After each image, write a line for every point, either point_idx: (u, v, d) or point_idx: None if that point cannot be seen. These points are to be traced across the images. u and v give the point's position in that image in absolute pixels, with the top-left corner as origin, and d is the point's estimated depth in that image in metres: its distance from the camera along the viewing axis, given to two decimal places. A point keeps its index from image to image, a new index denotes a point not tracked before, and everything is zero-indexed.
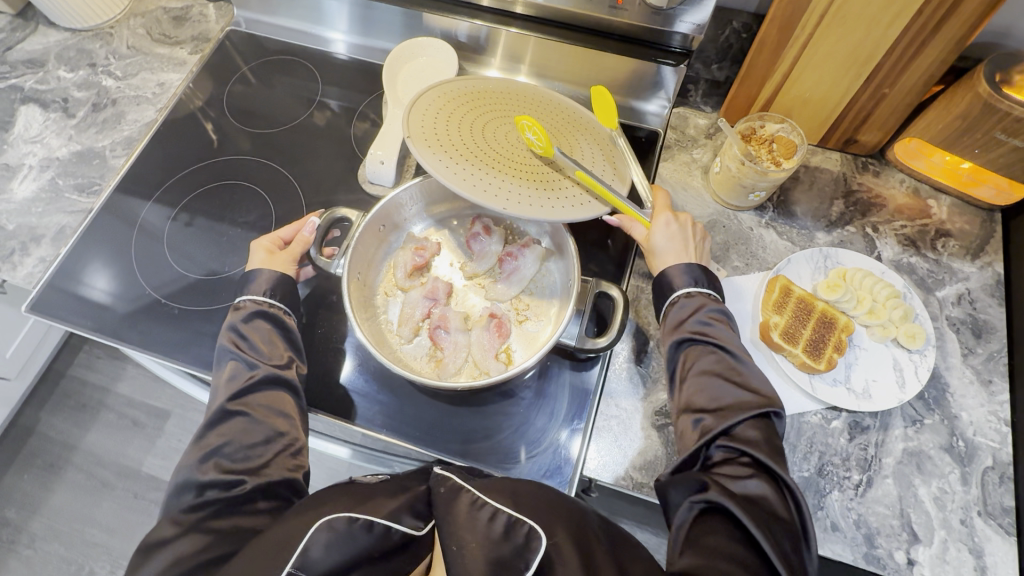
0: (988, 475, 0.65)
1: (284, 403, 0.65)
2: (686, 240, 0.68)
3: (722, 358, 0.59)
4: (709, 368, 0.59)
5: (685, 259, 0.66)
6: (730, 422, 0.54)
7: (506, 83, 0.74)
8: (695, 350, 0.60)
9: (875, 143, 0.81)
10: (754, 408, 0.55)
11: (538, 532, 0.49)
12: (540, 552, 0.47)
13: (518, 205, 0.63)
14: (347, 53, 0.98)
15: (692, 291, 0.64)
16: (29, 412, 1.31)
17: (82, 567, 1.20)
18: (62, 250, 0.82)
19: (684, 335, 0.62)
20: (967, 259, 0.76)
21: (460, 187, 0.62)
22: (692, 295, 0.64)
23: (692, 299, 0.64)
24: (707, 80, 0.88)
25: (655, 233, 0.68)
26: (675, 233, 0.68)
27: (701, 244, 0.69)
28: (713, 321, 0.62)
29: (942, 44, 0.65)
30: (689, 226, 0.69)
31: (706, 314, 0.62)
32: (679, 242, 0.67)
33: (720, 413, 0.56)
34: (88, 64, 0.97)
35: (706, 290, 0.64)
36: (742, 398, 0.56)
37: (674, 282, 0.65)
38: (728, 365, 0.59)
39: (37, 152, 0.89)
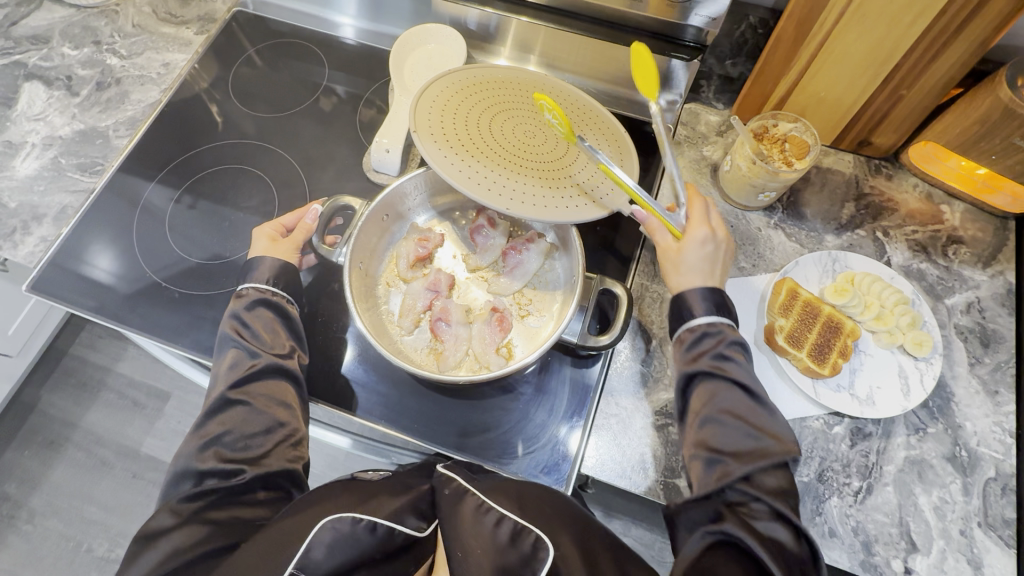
0: (990, 486, 0.64)
1: (285, 393, 0.64)
2: (716, 262, 0.63)
3: (742, 397, 0.56)
4: (728, 408, 0.56)
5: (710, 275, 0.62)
6: (751, 470, 0.52)
7: (508, 70, 0.72)
8: (714, 387, 0.57)
9: (891, 145, 0.79)
10: (774, 458, 0.52)
11: (544, 542, 0.51)
12: (547, 562, 0.50)
13: (532, 208, 0.63)
14: (354, 38, 0.97)
15: (712, 321, 0.60)
16: (31, 389, 1.32)
17: (80, 544, 1.21)
18: (64, 230, 0.81)
19: (702, 370, 0.58)
20: (978, 267, 0.75)
21: (474, 191, 0.62)
22: (713, 326, 0.60)
23: (712, 330, 0.60)
24: (721, 76, 0.86)
25: (687, 250, 0.62)
26: (708, 253, 0.62)
27: (728, 264, 0.64)
28: (732, 355, 0.58)
29: (966, 45, 0.63)
30: (721, 245, 0.63)
31: (726, 347, 0.58)
32: (710, 264, 0.62)
33: (739, 458, 0.53)
34: (93, 41, 0.95)
35: (727, 318, 0.60)
36: (761, 444, 0.54)
37: (692, 308, 0.60)
38: (748, 406, 0.56)
39: (40, 130, 0.88)
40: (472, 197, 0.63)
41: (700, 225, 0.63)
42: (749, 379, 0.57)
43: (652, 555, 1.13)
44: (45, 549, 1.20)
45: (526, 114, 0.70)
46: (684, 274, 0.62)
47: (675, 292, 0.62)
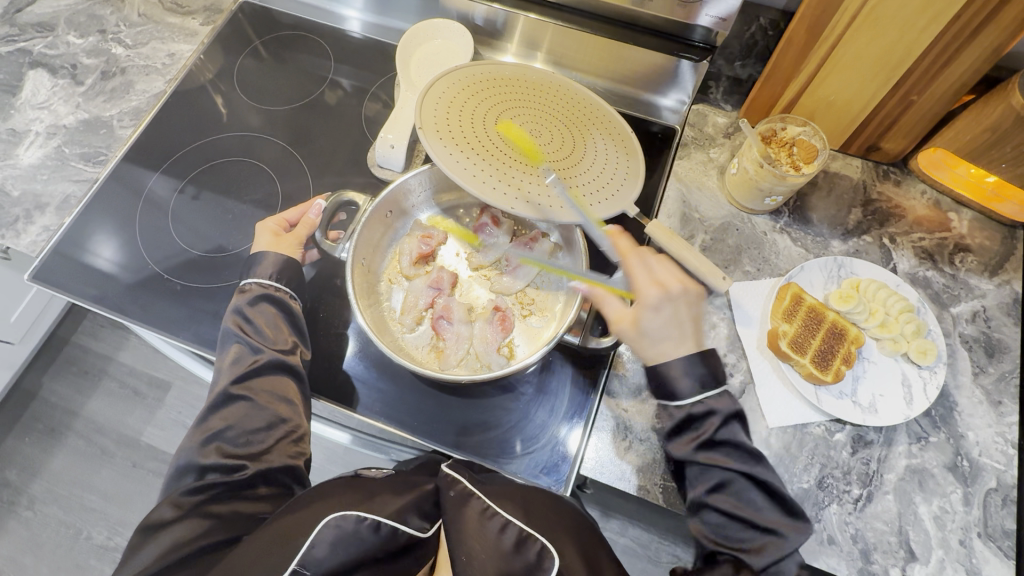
0: (991, 496, 0.64)
1: (287, 389, 0.64)
2: (680, 321, 0.61)
3: (741, 485, 0.56)
4: (729, 499, 0.56)
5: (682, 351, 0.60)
6: (759, 562, 0.54)
7: (510, 68, 0.72)
8: (712, 477, 0.57)
9: (899, 151, 0.78)
10: (782, 547, 0.54)
11: (549, 552, 0.52)
12: (550, 573, 0.51)
13: (543, 208, 0.63)
14: (360, 31, 0.96)
15: (697, 403, 0.58)
16: (32, 377, 1.32)
17: (79, 532, 1.21)
18: (67, 219, 0.81)
19: (695, 461, 0.57)
20: (984, 275, 0.75)
21: (484, 192, 0.62)
22: (700, 411, 0.58)
23: (699, 414, 0.58)
24: (729, 78, 0.85)
25: (643, 318, 0.61)
26: (665, 316, 0.61)
27: (696, 316, 0.62)
28: (724, 439, 0.57)
29: (979, 50, 0.62)
30: (681, 302, 0.61)
31: (716, 432, 0.58)
32: (671, 327, 0.60)
33: (747, 547, 0.55)
34: (98, 30, 0.95)
35: (710, 394, 0.59)
36: (766, 532, 0.55)
37: (676, 386, 0.59)
38: (749, 494, 0.56)
39: (44, 118, 0.88)
40: (482, 198, 0.62)
41: (650, 288, 0.62)
42: (745, 462, 0.57)
43: (648, 555, 1.13)
44: (45, 536, 1.21)
45: (532, 113, 0.69)
46: (647, 345, 0.61)
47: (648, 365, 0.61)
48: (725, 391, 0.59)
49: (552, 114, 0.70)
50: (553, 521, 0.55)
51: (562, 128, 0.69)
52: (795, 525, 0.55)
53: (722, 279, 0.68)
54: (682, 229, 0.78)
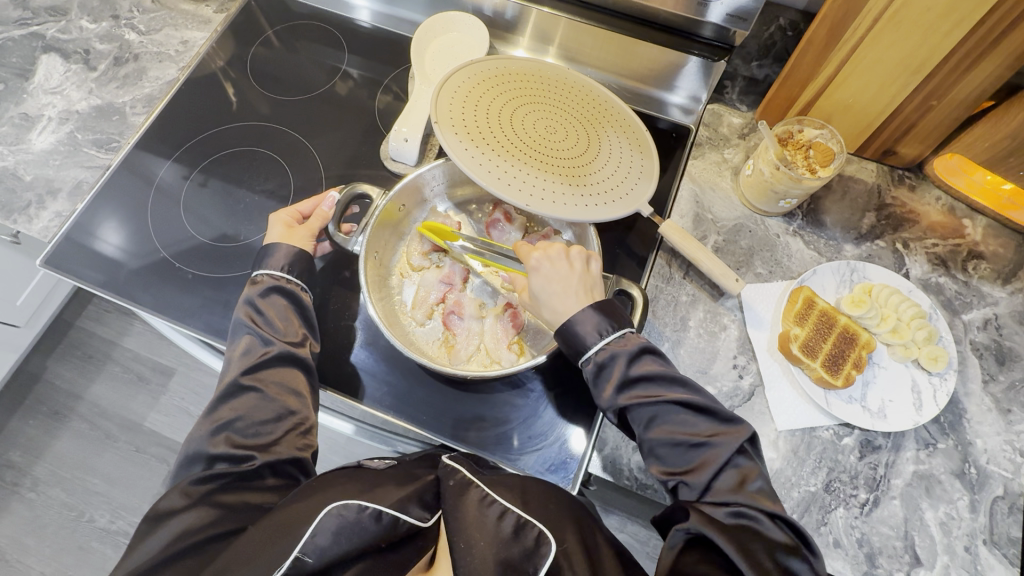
0: (997, 504, 0.64)
1: (297, 381, 0.65)
2: (565, 276, 0.63)
3: (668, 409, 0.57)
4: (662, 427, 0.57)
5: (571, 304, 0.62)
6: (705, 479, 0.54)
7: (522, 62, 0.71)
8: (641, 414, 0.58)
9: (916, 156, 0.78)
10: (720, 456, 0.54)
11: (547, 537, 0.52)
12: (549, 556, 0.50)
13: (562, 208, 0.63)
14: (370, 21, 0.96)
15: (601, 350, 0.60)
16: (37, 360, 1.32)
17: (82, 514, 1.22)
18: (78, 206, 0.81)
19: (619, 405, 0.58)
20: (997, 283, 0.75)
21: (505, 192, 0.62)
22: (604, 357, 0.60)
23: (604, 361, 0.60)
24: (745, 78, 0.84)
25: (531, 283, 0.64)
26: (550, 275, 0.63)
27: (584, 268, 0.64)
28: (638, 373, 0.59)
29: (1002, 57, 0.61)
30: (562, 259, 0.64)
31: (627, 371, 0.59)
32: (557, 284, 0.63)
33: (693, 466, 0.56)
34: (111, 15, 0.94)
35: (614, 337, 0.60)
36: (703, 447, 0.55)
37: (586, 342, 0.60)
38: (678, 415, 0.57)
39: (56, 103, 0.87)
40: (502, 198, 0.62)
41: (529, 253, 0.65)
42: (666, 387, 0.58)
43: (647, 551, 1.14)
44: (48, 518, 1.21)
45: (547, 109, 0.69)
46: (544, 308, 0.64)
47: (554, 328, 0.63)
48: (627, 330, 0.61)
49: (567, 111, 0.69)
50: (550, 509, 0.55)
51: (577, 125, 0.68)
52: (729, 430, 0.56)
53: (735, 282, 0.69)
54: (695, 230, 0.78)
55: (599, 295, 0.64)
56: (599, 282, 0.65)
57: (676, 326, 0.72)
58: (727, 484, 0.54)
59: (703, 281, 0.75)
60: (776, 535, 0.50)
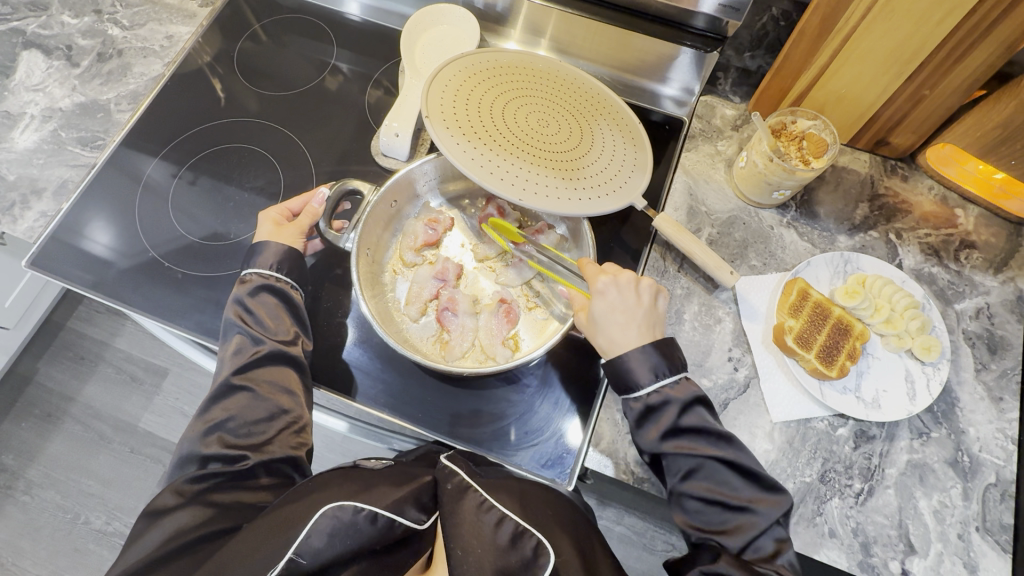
0: (990, 491, 0.64)
1: (289, 380, 0.64)
2: (630, 307, 0.62)
3: (713, 468, 0.57)
4: (703, 483, 0.57)
5: (631, 333, 0.61)
6: (740, 544, 0.54)
7: (508, 56, 0.70)
8: (682, 466, 0.57)
9: (908, 146, 0.78)
10: (758, 523, 0.55)
11: (546, 548, 0.51)
12: (547, 568, 0.51)
13: (565, 204, 0.62)
14: (360, 14, 0.94)
15: (655, 393, 0.59)
16: (27, 361, 1.31)
17: (77, 517, 1.21)
18: (64, 205, 0.80)
19: (664, 452, 0.58)
20: (989, 272, 0.75)
21: (509, 192, 0.61)
22: (658, 400, 0.59)
23: (656, 404, 0.59)
24: (738, 68, 0.83)
25: (595, 307, 0.63)
26: (615, 303, 0.63)
27: (651, 303, 0.64)
28: (688, 425, 0.58)
29: (992, 48, 0.61)
30: (631, 290, 0.63)
31: (678, 419, 0.58)
32: (620, 314, 0.62)
33: (727, 527, 0.56)
34: (94, 10, 0.92)
35: (670, 381, 0.60)
36: (741, 511, 0.56)
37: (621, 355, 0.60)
38: (721, 474, 0.57)
39: (39, 101, 0.86)
40: (506, 199, 0.62)
41: (597, 276, 0.65)
42: (716, 445, 0.57)
43: (645, 543, 1.14)
44: (42, 521, 1.20)
45: (539, 101, 0.68)
46: (600, 334, 0.63)
47: (603, 353, 0.63)
48: (681, 377, 0.61)
49: (559, 104, 0.69)
50: (548, 514, 0.55)
51: (569, 118, 0.68)
52: (772, 499, 0.56)
53: (730, 274, 0.69)
54: (689, 223, 0.78)
55: (659, 332, 0.63)
56: (661, 320, 0.64)
57: (670, 319, 0.72)
58: (760, 552, 0.54)
59: (698, 274, 0.75)
60: None
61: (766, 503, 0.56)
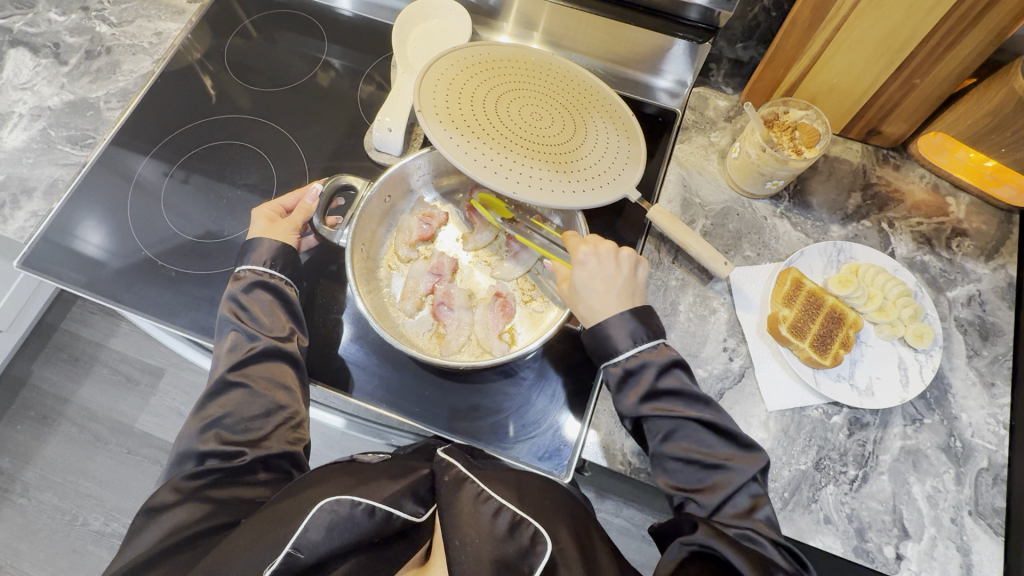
0: (982, 476, 0.65)
1: (285, 376, 0.64)
2: (609, 276, 0.63)
3: (690, 427, 0.57)
4: (681, 443, 0.57)
5: (610, 302, 0.62)
6: (717, 502, 0.55)
7: (500, 49, 0.70)
8: (660, 427, 0.58)
9: (901, 135, 0.78)
10: (734, 480, 0.55)
11: (543, 537, 0.52)
12: (544, 556, 0.51)
13: (562, 197, 0.62)
14: (351, 9, 0.93)
15: (632, 357, 0.60)
16: (21, 363, 1.30)
17: (75, 518, 1.21)
18: (55, 204, 0.79)
19: (642, 414, 0.58)
20: (980, 260, 0.75)
21: (505, 186, 0.61)
22: (635, 365, 0.60)
23: (634, 368, 0.60)
24: (731, 60, 0.84)
25: (575, 275, 0.64)
26: (593, 271, 0.63)
27: (630, 273, 0.64)
28: (665, 387, 0.58)
29: (982, 36, 0.62)
30: (609, 257, 0.64)
31: (656, 382, 0.59)
32: (598, 281, 0.63)
33: (704, 486, 0.56)
34: (81, 7, 0.91)
35: (646, 346, 0.60)
36: (718, 468, 0.56)
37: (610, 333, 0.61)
38: (698, 433, 0.57)
39: (27, 99, 0.85)
40: (502, 193, 0.62)
41: (578, 246, 0.65)
42: (693, 407, 0.58)
43: (643, 534, 1.15)
44: (40, 523, 1.20)
45: (533, 94, 0.68)
46: (580, 304, 0.64)
47: (585, 322, 0.63)
48: (659, 343, 0.61)
49: (552, 97, 0.68)
50: (545, 506, 0.55)
51: (563, 111, 0.68)
52: (746, 457, 0.56)
53: (724, 265, 0.69)
54: (683, 214, 0.78)
55: (639, 300, 0.63)
56: (641, 288, 0.65)
57: (666, 310, 0.73)
58: (738, 508, 0.54)
59: (693, 265, 0.75)
60: (775, 557, 0.50)
61: (741, 460, 0.56)
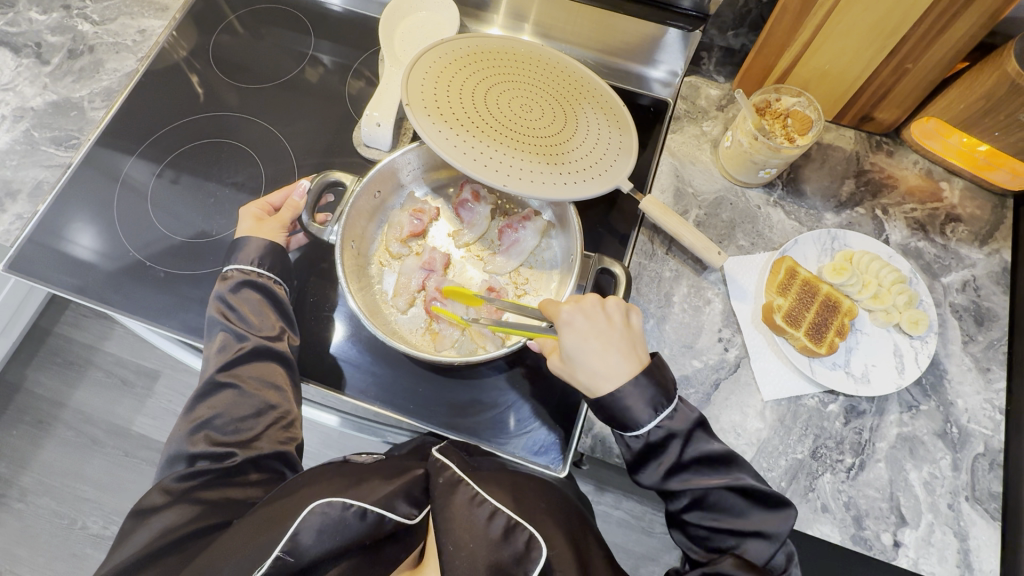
0: (978, 461, 0.65)
1: (276, 376, 0.63)
2: (604, 331, 0.58)
3: (715, 496, 0.56)
4: (707, 512, 0.57)
5: (614, 360, 0.57)
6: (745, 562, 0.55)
7: (488, 39, 0.69)
8: (687, 496, 0.57)
9: (892, 121, 0.78)
10: (766, 547, 0.55)
11: (538, 542, 0.52)
12: (539, 562, 0.51)
13: (551, 189, 0.62)
14: (340, 4, 0.92)
15: (655, 429, 0.56)
16: (15, 368, 1.29)
17: (74, 522, 1.20)
18: (40, 206, 0.78)
19: (668, 488, 0.57)
20: (975, 245, 0.75)
21: (494, 179, 0.61)
22: (659, 437, 0.56)
23: (659, 440, 0.56)
24: (722, 48, 0.83)
25: (567, 342, 0.57)
26: (585, 331, 0.57)
27: (624, 322, 0.59)
28: (691, 457, 0.56)
29: (974, 18, 0.61)
30: (599, 313, 0.59)
31: (680, 453, 0.56)
32: (594, 341, 0.57)
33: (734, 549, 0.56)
34: (62, 6, 0.90)
35: (664, 412, 0.56)
36: (749, 535, 0.55)
37: (610, 387, 0.56)
38: (725, 500, 0.56)
39: (10, 100, 0.84)
40: (492, 186, 0.61)
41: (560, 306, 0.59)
42: (721, 473, 0.56)
43: (643, 526, 1.16)
44: (38, 528, 1.20)
45: (523, 86, 0.67)
46: (580, 370, 0.57)
47: (590, 389, 0.57)
48: (677, 404, 0.57)
49: (541, 88, 0.68)
50: (539, 506, 0.55)
51: (553, 103, 0.67)
52: (777, 517, 0.55)
53: (718, 255, 0.69)
54: (676, 205, 0.78)
55: (642, 353, 0.59)
56: (639, 336, 0.60)
57: (660, 301, 0.72)
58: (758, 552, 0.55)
59: (686, 256, 0.74)
60: None
61: (774, 523, 0.55)
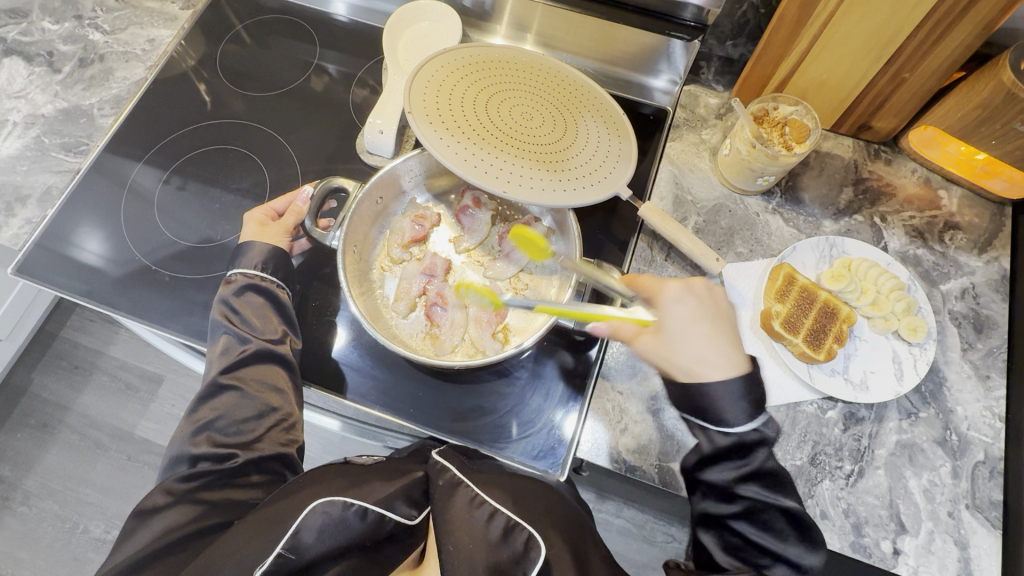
0: (978, 469, 0.65)
1: (277, 379, 0.64)
2: (710, 316, 0.58)
3: (768, 512, 0.54)
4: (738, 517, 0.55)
5: (720, 347, 0.57)
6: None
7: (488, 50, 0.70)
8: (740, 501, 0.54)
9: (890, 130, 0.78)
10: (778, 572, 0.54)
11: (536, 542, 0.52)
12: (537, 562, 0.51)
13: (553, 196, 0.63)
14: (347, 14, 0.94)
15: (751, 430, 0.54)
16: (21, 372, 1.30)
17: (76, 526, 1.21)
18: (49, 211, 0.80)
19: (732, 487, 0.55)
20: (973, 253, 0.75)
21: (495, 187, 0.62)
22: (754, 438, 0.54)
23: (751, 441, 0.54)
24: (721, 57, 0.84)
25: (672, 318, 0.57)
26: (694, 312, 0.58)
27: (727, 313, 0.60)
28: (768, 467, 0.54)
29: (969, 29, 0.62)
30: (706, 299, 0.59)
31: (763, 462, 0.54)
32: (704, 324, 0.57)
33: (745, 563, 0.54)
34: (74, 16, 0.92)
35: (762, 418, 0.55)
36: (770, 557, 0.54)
37: (715, 373, 0.55)
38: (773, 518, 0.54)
39: (21, 108, 0.85)
40: (494, 193, 0.62)
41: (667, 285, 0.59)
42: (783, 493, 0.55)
43: (643, 534, 1.15)
44: (41, 531, 1.20)
45: (524, 95, 0.68)
46: (682, 352, 0.57)
47: (688, 373, 0.56)
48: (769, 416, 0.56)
49: (541, 97, 0.69)
50: (538, 507, 0.55)
51: (553, 112, 0.68)
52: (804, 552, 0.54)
53: (716, 261, 0.70)
54: (675, 212, 0.78)
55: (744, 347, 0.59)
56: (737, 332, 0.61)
57: None
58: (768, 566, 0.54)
59: (685, 262, 0.75)
60: None
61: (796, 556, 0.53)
